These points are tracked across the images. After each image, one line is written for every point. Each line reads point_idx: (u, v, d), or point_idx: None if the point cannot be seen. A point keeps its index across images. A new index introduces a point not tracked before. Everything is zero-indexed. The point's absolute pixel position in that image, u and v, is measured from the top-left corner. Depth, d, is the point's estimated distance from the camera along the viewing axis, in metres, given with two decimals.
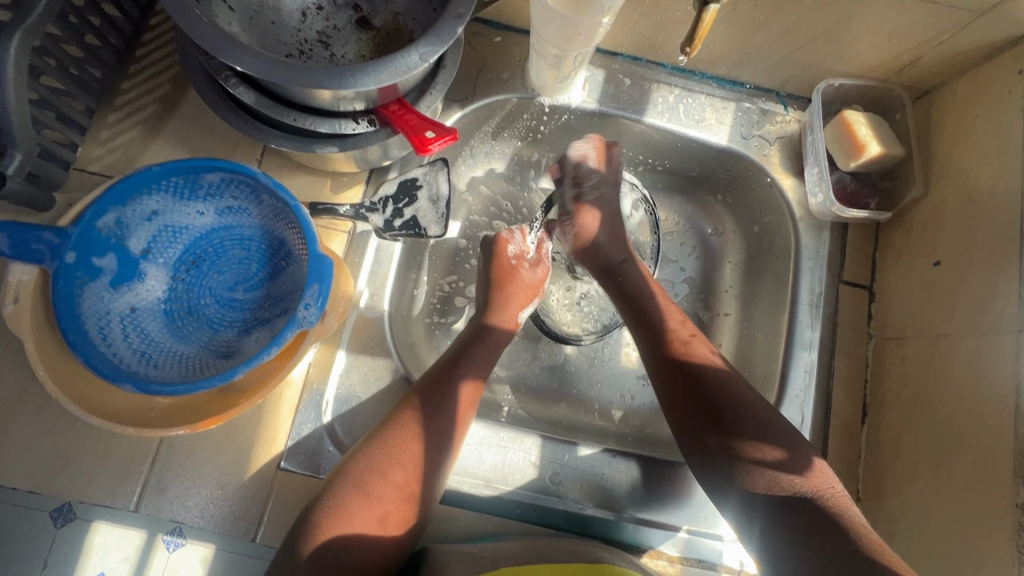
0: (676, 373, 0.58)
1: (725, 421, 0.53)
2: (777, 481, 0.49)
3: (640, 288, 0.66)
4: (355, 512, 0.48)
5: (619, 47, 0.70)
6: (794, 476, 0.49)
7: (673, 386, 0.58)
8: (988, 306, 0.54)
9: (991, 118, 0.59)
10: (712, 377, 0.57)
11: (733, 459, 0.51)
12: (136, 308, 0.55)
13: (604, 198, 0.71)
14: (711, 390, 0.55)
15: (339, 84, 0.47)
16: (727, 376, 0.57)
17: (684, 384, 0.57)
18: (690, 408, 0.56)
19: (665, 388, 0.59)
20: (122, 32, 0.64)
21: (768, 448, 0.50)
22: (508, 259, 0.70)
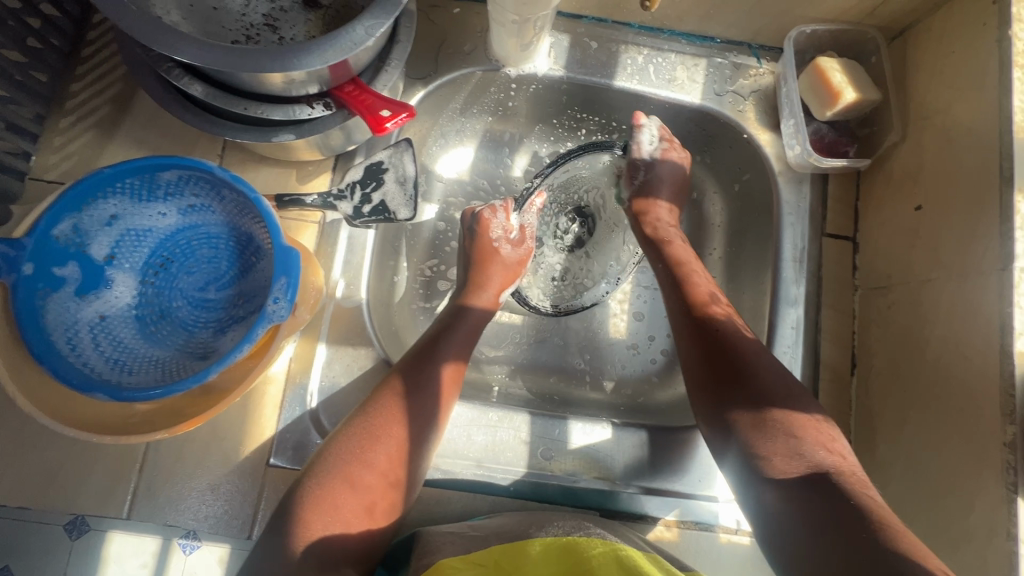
0: (697, 332, 0.58)
1: (743, 378, 0.53)
2: (798, 454, 0.47)
3: (672, 258, 0.66)
4: (336, 498, 0.48)
5: (583, 9, 0.68)
6: (818, 450, 0.47)
7: (694, 345, 0.58)
8: (970, 246, 0.53)
9: (966, 53, 0.57)
10: (736, 336, 0.57)
11: (758, 432, 0.50)
12: (106, 316, 0.54)
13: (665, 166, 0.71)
14: (733, 347, 0.56)
15: (282, 66, 0.45)
16: (752, 336, 0.57)
17: (706, 347, 0.57)
18: (709, 363, 0.56)
19: (693, 350, 0.58)
20: (64, 32, 0.62)
21: (792, 423, 0.49)
22: (491, 239, 0.67)
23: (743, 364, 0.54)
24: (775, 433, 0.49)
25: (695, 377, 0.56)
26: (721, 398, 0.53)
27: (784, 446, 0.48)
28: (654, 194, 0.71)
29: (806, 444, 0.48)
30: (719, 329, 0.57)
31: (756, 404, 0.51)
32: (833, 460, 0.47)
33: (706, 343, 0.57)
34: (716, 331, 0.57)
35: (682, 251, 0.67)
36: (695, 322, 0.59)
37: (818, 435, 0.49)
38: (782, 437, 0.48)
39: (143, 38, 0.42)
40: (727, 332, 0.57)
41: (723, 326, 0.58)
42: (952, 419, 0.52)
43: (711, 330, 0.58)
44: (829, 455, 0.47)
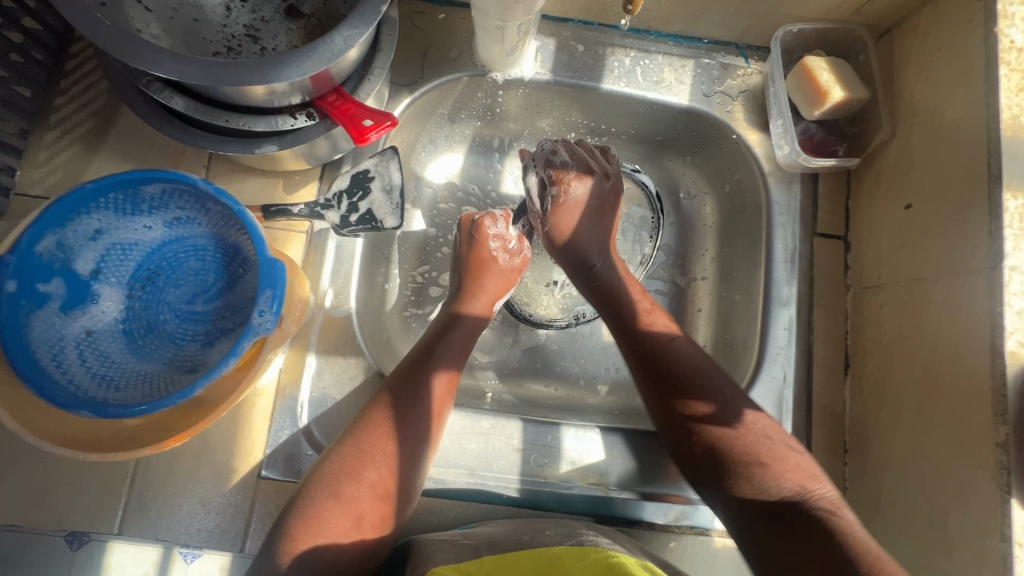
0: (645, 365, 0.57)
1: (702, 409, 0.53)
2: (764, 487, 0.49)
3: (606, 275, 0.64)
4: (327, 517, 0.48)
5: (568, 12, 0.68)
6: (781, 480, 0.49)
7: (646, 379, 0.57)
8: (960, 245, 0.53)
9: (952, 50, 0.57)
10: (687, 363, 0.56)
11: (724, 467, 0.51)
12: (92, 331, 0.53)
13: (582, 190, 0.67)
14: (685, 377, 0.55)
15: (261, 78, 0.44)
16: (700, 361, 0.56)
17: (659, 384, 0.55)
18: (663, 396, 0.55)
19: (650, 389, 0.56)
20: (47, 46, 0.62)
21: (754, 456, 0.50)
22: (490, 249, 0.66)
23: (698, 394, 0.53)
24: (741, 460, 0.50)
25: (654, 410, 0.56)
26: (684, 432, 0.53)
27: (751, 471, 0.50)
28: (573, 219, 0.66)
29: (771, 470, 0.49)
30: (668, 357, 0.56)
31: (717, 433, 0.52)
32: (797, 480, 0.49)
33: (658, 374, 0.56)
34: (665, 361, 0.56)
35: (625, 278, 0.64)
36: (640, 353, 0.57)
37: (782, 456, 0.50)
38: (747, 463, 0.50)
39: (119, 52, 0.42)
40: (676, 359, 0.56)
41: (672, 354, 0.56)
42: (945, 419, 0.52)
43: (660, 361, 0.56)
44: (791, 473, 0.49)
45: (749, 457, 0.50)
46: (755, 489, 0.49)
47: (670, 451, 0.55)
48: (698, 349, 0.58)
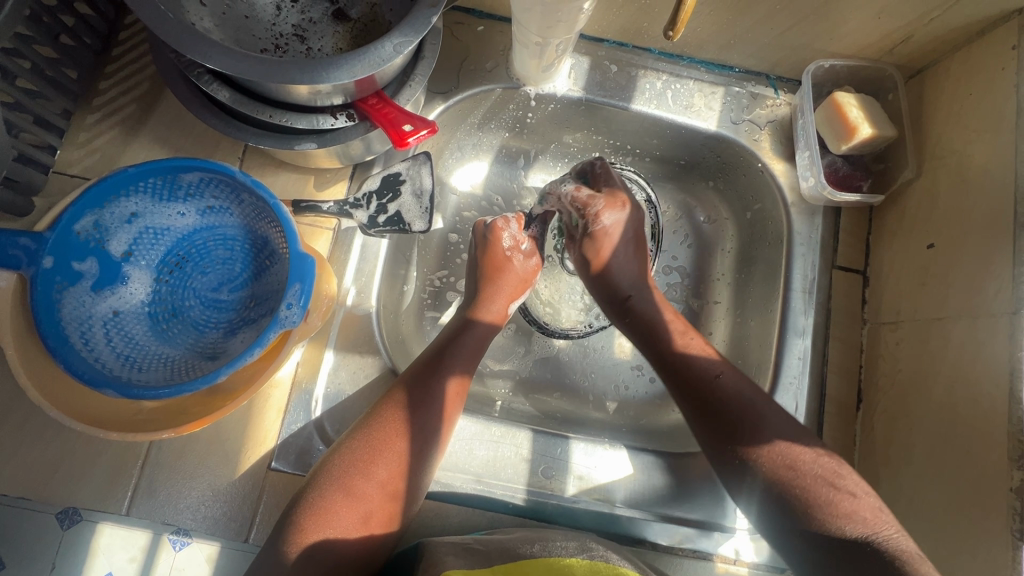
0: (694, 404, 0.56)
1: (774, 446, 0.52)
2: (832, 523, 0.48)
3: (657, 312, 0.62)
4: (336, 511, 0.49)
5: (604, 33, 0.69)
6: (848, 515, 0.48)
7: (691, 413, 0.56)
8: (982, 288, 0.54)
9: (984, 96, 0.57)
10: (731, 392, 0.55)
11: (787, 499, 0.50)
12: (119, 312, 0.54)
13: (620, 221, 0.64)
14: (728, 396, 0.55)
15: (310, 78, 0.45)
16: (750, 393, 0.55)
17: (709, 415, 0.55)
18: (710, 427, 0.55)
19: (697, 418, 0.56)
20: (97, 31, 0.63)
21: (817, 489, 0.50)
22: (502, 249, 0.67)
23: (750, 424, 0.53)
24: (808, 493, 0.50)
25: (701, 439, 0.56)
26: (731, 455, 0.53)
27: (811, 506, 0.49)
28: (610, 249, 0.64)
29: (837, 512, 0.48)
30: (715, 394, 0.55)
31: (767, 463, 0.52)
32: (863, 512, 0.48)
33: (704, 405, 0.55)
34: (711, 397, 0.55)
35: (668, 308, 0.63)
36: (684, 385, 0.57)
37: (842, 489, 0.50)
38: (814, 499, 0.49)
39: (175, 44, 0.43)
40: (721, 389, 0.55)
41: (723, 393, 0.55)
42: (959, 461, 0.52)
43: (706, 395, 0.56)
44: (861, 508, 0.49)
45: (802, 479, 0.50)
46: (817, 522, 0.49)
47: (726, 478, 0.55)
48: (748, 382, 0.56)
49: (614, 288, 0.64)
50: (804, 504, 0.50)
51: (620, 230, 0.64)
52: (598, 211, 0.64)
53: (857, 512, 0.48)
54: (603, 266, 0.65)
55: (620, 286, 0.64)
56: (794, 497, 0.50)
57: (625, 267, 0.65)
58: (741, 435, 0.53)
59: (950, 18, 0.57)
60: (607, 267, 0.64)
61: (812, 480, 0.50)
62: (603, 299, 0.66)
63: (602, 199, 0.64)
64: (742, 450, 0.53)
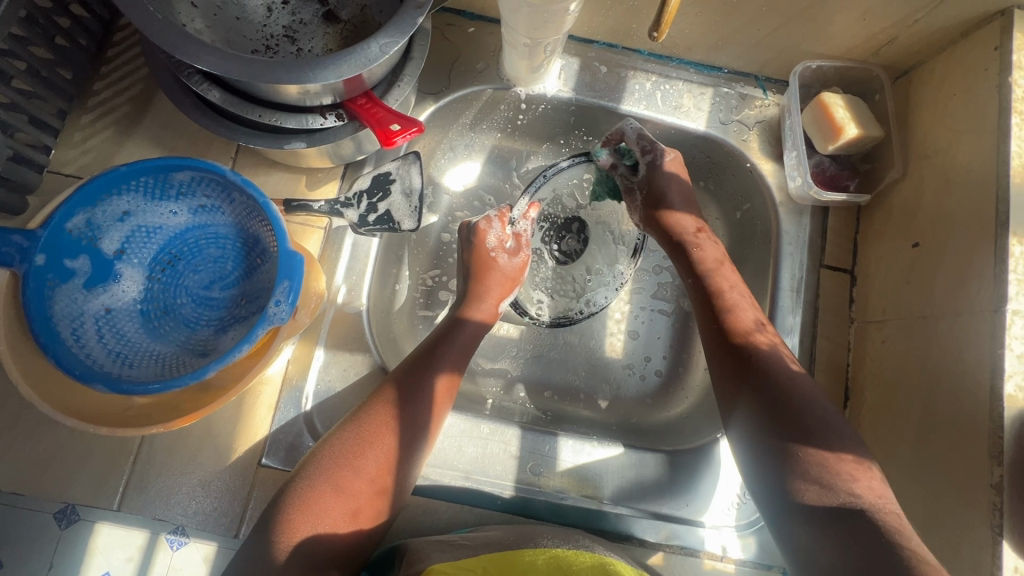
0: (727, 346, 0.58)
1: (806, 432, 0.51)
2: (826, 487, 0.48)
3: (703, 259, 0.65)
4: (324, 502, 0.49)
5: (594, 34, 0.70)
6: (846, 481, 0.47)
7: (730, 375, 0.57)
8: (964, 287, 0.54)
9: (967, 96, 0.58)
10: (764, 342, 0.57)
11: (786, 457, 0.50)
12: (111, 309, 0.55)
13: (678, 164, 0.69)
14: (760, 344, 0.57)
15: (297, 78, 0.46)
16: (798, 374, 0.55)
17: (737, 358, 0.57)
18: (736, 370, 0.57)
19: (724, 361, 0.58)
20: (92, 33, 0.64)
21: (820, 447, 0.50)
22: (487, 249, 0.68)
23: (787, 399, 0.53)
24: (809, 457, 0.50)
25: (730, 407, 0.56)
26: (759, 424, 0.53)
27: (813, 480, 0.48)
28: (667, 182, 0.68)
29: (835, 486, 0.47)
30: (762, 359, 0.56)
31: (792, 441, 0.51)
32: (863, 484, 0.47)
33: (736, 349, 0.57)
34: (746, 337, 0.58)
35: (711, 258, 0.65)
36: (732, 346, 0.58)
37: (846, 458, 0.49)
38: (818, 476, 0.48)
39: (164, 45, 0.44)
40: (756, 338, 0.57)
41: (757, 341, 0.57)
42: (942, 457, 0.52)
43: (752, 357, 0.56)
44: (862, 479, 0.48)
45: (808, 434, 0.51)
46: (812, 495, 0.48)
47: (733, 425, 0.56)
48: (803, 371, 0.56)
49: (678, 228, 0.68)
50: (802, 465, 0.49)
51: (678, 176, 0.69)
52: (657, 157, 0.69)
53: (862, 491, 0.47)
54: (662, 200, 0.69)
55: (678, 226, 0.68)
56: (792, 456, 0.50)
57: (681, 210, 0.68)
58: (775, 401, 0.53)
59: (934, 20, 0.58)
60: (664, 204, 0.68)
61: (815, 446, 0.50)
62: (659, 229, 0.69)
63: (659, 147, 0.69)
64: (772, 421, 0.52)
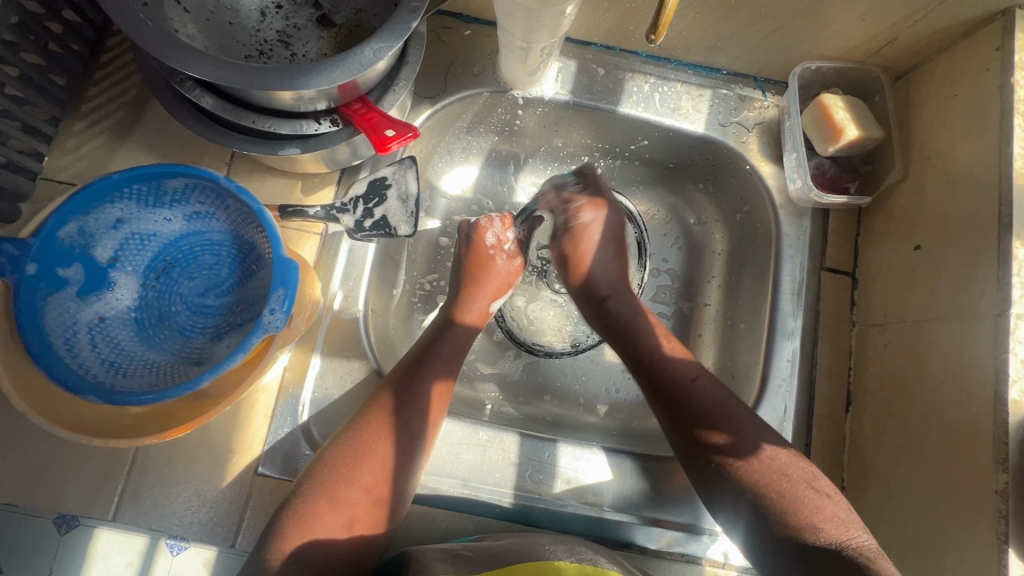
0: (670, 407, 0.56)
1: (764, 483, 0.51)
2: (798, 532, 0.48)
3: (630, 318, 0.63)
4: (319, 515, 0.49)
5: (591, 36, 0.69)
6: (815, 524, 0.48)
7: (670, 423, 0.56)
8: (967, 290, 0.54)
9: (968, 97, 0.57)
10: (706, 397, 0.55)
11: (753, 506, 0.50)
12: (105, 317, 0.54)
13: (604, 218, 0.69)
14: (702, 400, 0.55)
15: (290, 84, 0.46)
16: (726, 399, 0.55)
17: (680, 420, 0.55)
18: (685, 432, 0.55)
19: (669, 420, 0.56)
20: (85, 38, 0.64)
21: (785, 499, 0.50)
22: (485, 247, 0.68)
23: (725, 433, 0.53)
24: (778, 507, 0.49)
25: (678, 452, 0.56)
26: (706, 466, 0.53)
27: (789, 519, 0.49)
28: (591, 244, 0.68)
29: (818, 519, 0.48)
30: (691, 399, 0.56)
31: (743, 473, 0.51)
32: (834, 525, 0.48)
33: (677, 411, 0.56)
34: (687, 397, 0.56)
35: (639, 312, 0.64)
36: (661, 391, 0.57)
37: (816, 499, 0.50)
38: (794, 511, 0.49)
39: (154, 51, 0.43)
40: (696, 395, 0.56)
41: (697, 398, 0.55)
42: (946, 463, 0.52)
43: (681, 399, 0.56)
44: (828, 521, 0.48)
45: (771, 488, 0.50)
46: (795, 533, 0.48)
47: (697, 480, 0.54)
48: (726, 392, 0.56)
49: (594, 287, 0.67)
50: (773, 510, 0.49)
51: (599, 226, 0.68)
52: (577, 207, 0.69)
53: (833, 524, 0.48)
54: (582, 260, 0.68)
55: (597, 288, 0.66)
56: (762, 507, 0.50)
57: (602, 264, 0.67)
58: (714, 441, 0.53)
59: (934, 20, 0.57)
60: (581, 262, 0.68)
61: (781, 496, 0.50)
62: (580, 297, 0.68)
63: (584, 198, 0.69)
64: (718, 458, 0.53)
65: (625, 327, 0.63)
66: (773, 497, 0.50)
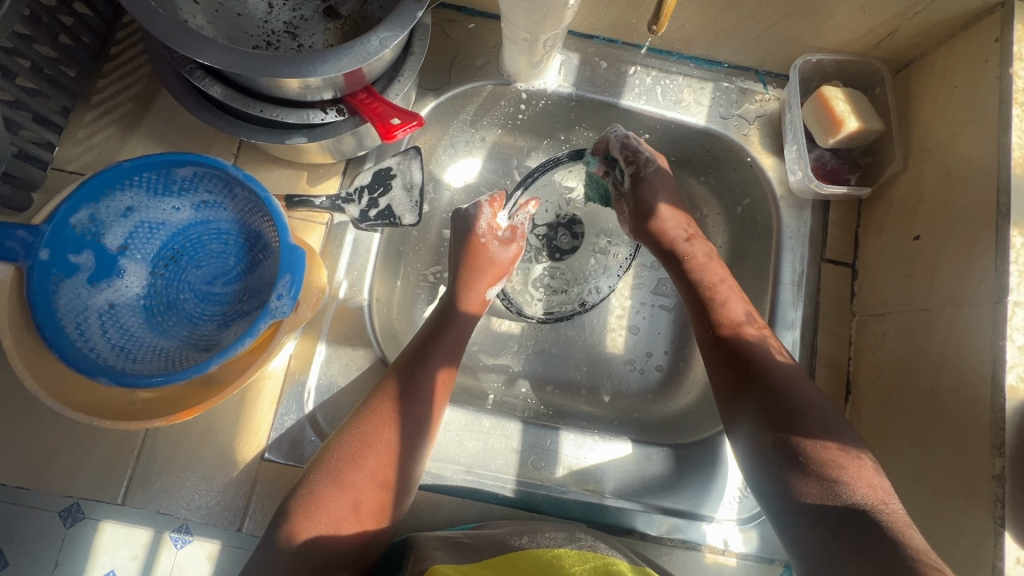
0: (727, 359, 0.57)
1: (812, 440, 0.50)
2: (833, 491, 0.48)
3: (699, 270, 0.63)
4: (327, 500, 0.50)
5: (594, 29, 0.70)
6: (852, 485, 0.47)
7: (727, 375, 0.57)
8: (966, 279, 0.54)
9: (967, 88, 0.58)
10: (766, 353, 0.56)
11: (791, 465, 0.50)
12: (115, 304, 0.55)
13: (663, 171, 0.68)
14: (760, 355, 0.56)
15: (298, 72, 0.46)
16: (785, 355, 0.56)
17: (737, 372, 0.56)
18: (738, 385, 0.56)
19: (722, 373, 0.58)
20: (95, 31, 0.65)
21: (828, 457, 0.49)
22: (478, 233, 0.68)
23: (785, 391, 0.53)
24: (817, 467, 0.49)
25: (723, 405, 0.57)
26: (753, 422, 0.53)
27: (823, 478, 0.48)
28: (653, 193, 0.67)
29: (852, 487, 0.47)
30: (754, 352, 0.56)
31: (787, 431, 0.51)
32: (872, 491, 0.47)
33: (734, 363, 0.57)
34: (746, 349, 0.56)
35: (704, 261, 0.64)
36: (726, 343, 0.58)
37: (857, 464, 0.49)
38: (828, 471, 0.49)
39: (166, 40, 0.44)
40: (756, 349, 0.56)
41: (756, 351, 0.56)
42: (944, 449, 0.52)
43: (739, 351, 0.57)
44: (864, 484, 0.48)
45: (814, 446, 0.50)
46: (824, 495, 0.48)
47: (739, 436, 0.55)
48: (793, 364, 0.56)
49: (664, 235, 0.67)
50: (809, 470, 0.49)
51: (663, 179, 0.68)
52: (645, 159, 0.67)
53: (868, 487, 0.48)
54: (648, 207, 0.68)
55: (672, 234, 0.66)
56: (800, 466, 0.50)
57: (670, 215, 0.67)
58: (765, 396, 0.53)
59: (934, 12, 0.58)
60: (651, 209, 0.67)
61: (824, 457, 0.49)
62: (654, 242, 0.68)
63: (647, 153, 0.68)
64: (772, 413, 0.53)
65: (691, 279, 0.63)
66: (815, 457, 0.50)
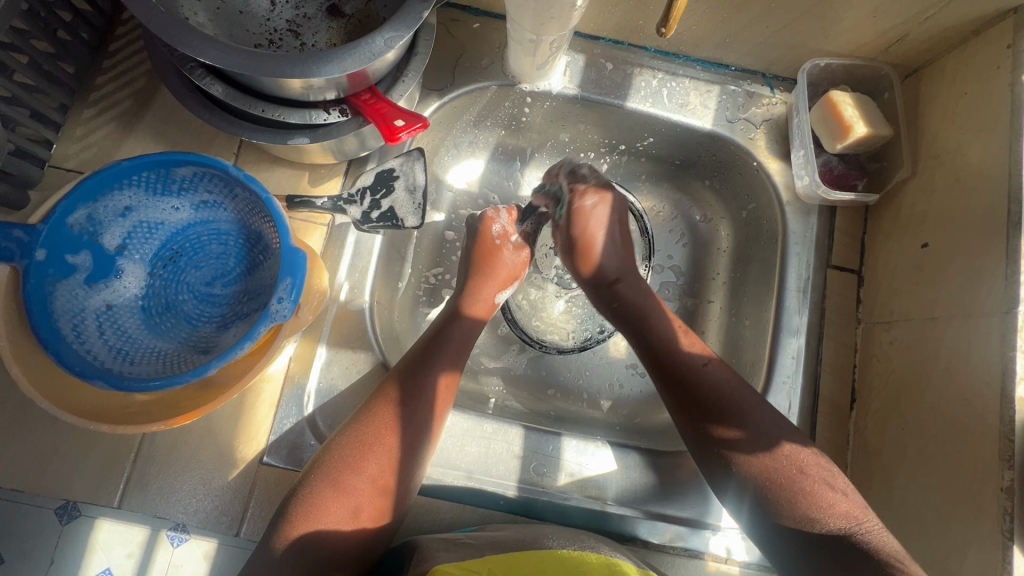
0: (680, 398, 0.56)
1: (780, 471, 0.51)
2: (811, 521, 0.49)
3: (639, 305, 0.61)
4: (325, 506, 0.49)
5: (600, 31, 0.69)
6: (827, 513, 0.49)
7: (681, 412, 0.56)
8: (975, 288, 0.53)
9: (978, 95, 0.57)
10: (716, 386, 0.55)
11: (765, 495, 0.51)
12: (113, 305, 0.54)
13: (607, 197, 0.65)
14: (709, 390, 0.55)
15: (301, 72, 0.46)
16: (737, 385, 0.55)
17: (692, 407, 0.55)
18: (696, 422, 0.55)
19: (677, 409, 0.56)
20: (94, 26, 0.64)
21: (797, 487, 0.50)
22: (492, 238, 0.68)
23: (739, 419, 0.53)
24: (792, 496, 0.50)
25: (688, 440, 0.56)
26: (717, 455, 0.54)
27: (794, 504, 0.50)
28: (595, 228, 0.64)
29: (821, 506, 0.49)
30: (701, 382, 0.55)
31: (754, 467, 0.52)
32: (846, 514, 0.49)
33: (687, 401, 0.55)
34: (695, 385, 0.55)
35: (648, 294, 0.62)
36: (671, 375, 0.57)
37: (823, 486, 0.50)
38: (797, 493, 0.50)
39: (167, 38, 0.43)
40: (705, 384, 0.55)
41: (705, 387, 0.55)
42: (951, 459, 0.52)
43: (690, 386, 0.56)
44: (838, 506, 0.49)
45: (783, 476, 0.51)
46: (801, 522, 0.49)
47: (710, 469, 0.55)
48: (739, 385, 0.55)
49: (603, 271, 0.64)
50: (788, 500, 0.50)
51: (614, 203, 0.65)
52: (583, 190, 0.65)
53: (844, 512, 0.49)
54: (589, 243, 0.64)
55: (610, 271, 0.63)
56: (777, 499, 0.51)
57: (611, 248, 0.64)
58: (727, 435, 0.53)
59: (945, 17, 0.57)
60: (590, 245, 0.64)
61: (794, 487, 0.50)
62: (586, 282, 0.65)
63: (592, 183, 0.65)
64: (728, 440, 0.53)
65: (634, 315, 0.61)
66: (787, 487, 0.50)
